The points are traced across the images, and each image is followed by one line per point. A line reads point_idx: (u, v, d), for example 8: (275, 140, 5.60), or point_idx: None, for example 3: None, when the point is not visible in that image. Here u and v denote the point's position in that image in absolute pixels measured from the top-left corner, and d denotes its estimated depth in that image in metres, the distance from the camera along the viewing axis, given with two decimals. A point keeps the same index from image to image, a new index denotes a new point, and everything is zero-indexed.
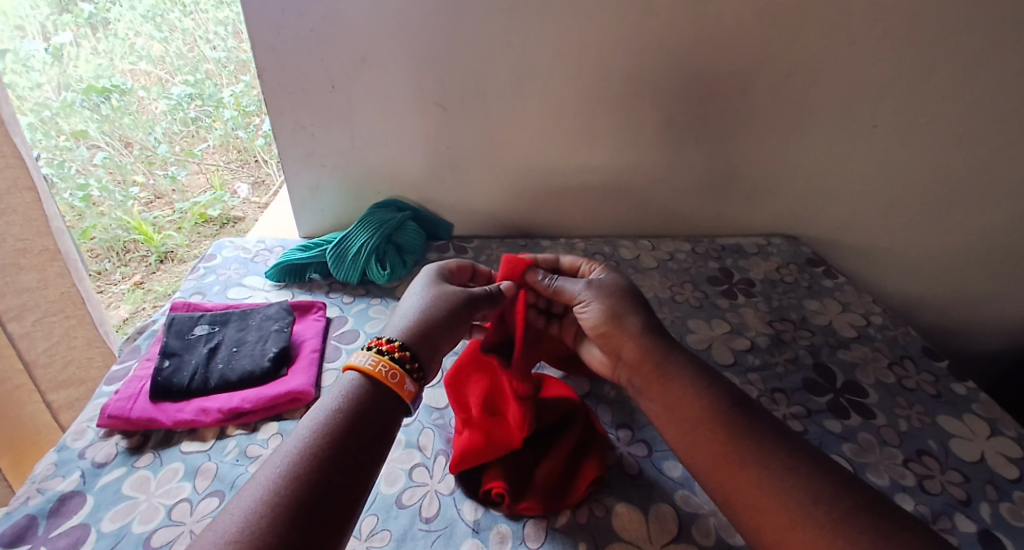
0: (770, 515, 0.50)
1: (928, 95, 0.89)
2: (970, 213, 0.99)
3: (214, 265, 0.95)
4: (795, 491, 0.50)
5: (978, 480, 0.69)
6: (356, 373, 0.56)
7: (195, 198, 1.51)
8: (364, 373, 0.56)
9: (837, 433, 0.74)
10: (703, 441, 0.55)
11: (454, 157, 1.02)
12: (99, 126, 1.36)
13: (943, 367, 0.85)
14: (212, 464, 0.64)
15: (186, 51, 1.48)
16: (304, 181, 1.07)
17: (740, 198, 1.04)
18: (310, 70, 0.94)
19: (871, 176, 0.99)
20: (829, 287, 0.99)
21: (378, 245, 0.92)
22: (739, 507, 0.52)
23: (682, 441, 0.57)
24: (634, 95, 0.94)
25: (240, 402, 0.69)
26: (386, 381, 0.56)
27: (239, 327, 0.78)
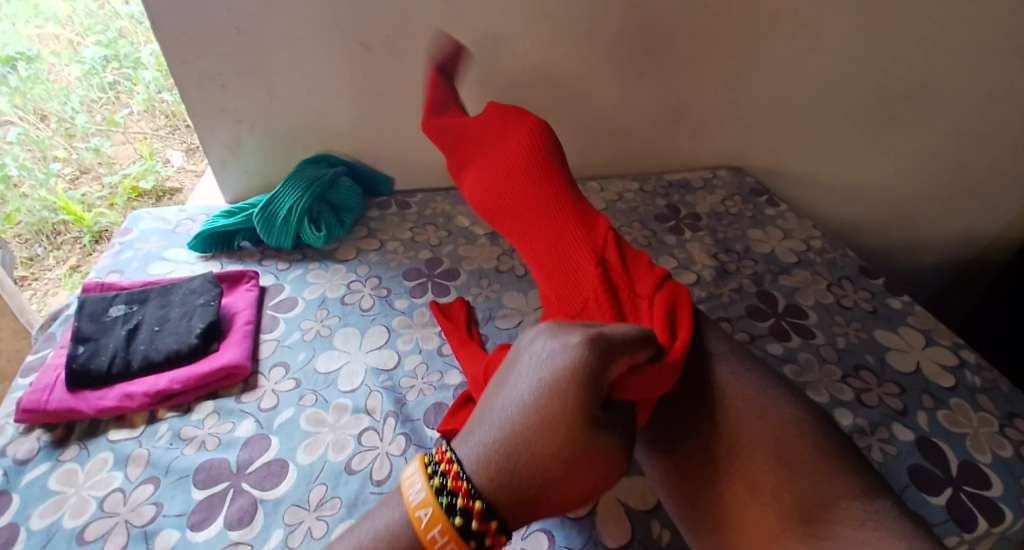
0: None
1: (866, 13, 0.87)
2: (906, 131, 1.00)
3: (132, 239, 0.88)
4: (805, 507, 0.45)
5: (914, 390, 0.72)
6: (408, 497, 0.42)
7: (124, 169, 1.36)
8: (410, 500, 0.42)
9: (779, 355, 0.75)
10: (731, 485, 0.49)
11: (386, 103, 0.96)
12: (10, 100, 1.25)
13: (879, 283, 0.87)
14: (144, 450, 0.61)
15: (96, 9, 1.36)
16: (223, 140, 0.99)
17: (685, 129, 1.02)
18: (210, 13, 0.85)
19: (812, 100, 0.97)
20: (773, 216, 0.99)
21: (310, 204, 0.87)
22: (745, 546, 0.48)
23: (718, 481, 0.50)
24: (568, 26, 0.89)
25: (168, 383, 0.65)
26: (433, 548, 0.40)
27: (161, 304, 0.73)
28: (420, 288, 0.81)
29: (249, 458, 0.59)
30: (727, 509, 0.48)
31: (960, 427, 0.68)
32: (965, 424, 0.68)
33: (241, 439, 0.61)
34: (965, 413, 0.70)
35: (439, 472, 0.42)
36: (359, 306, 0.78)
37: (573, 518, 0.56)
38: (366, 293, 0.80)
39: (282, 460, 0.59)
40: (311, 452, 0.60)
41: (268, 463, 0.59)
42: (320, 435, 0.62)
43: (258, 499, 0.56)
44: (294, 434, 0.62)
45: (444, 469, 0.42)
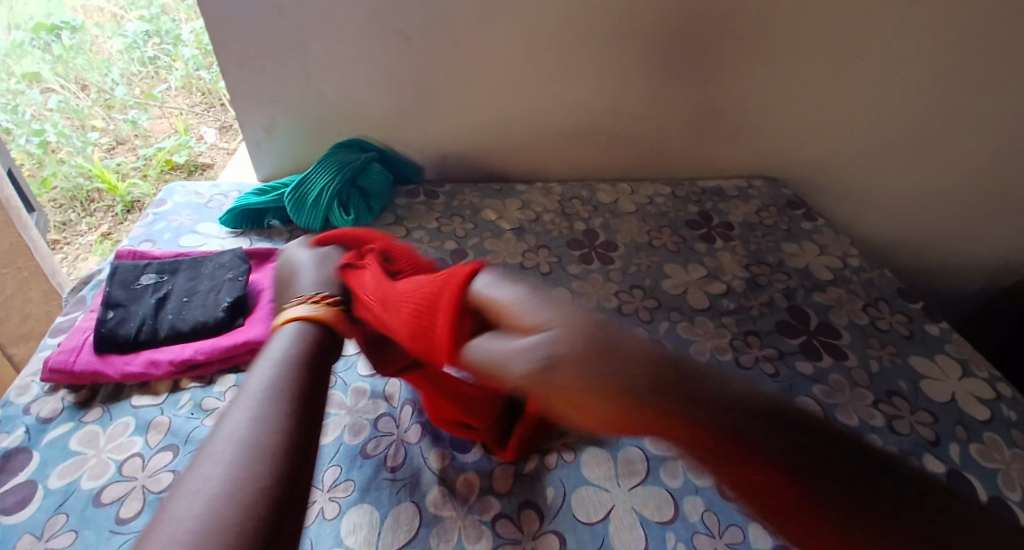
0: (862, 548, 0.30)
1: (920, 30, 0.84)
2: (950, 153, 0.96)
3: (165, 211, 0.89)
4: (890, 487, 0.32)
5: (948, 420, 0.70)
6: (299, 325, 0.51)
7: (159, 143, 1.37)
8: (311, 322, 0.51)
9: (808, 375, 0.74)
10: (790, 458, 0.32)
11: (421, 93, 0.96)
12: (53, 67, 1.29)
13: (917, 308, 0.84)
14: (165, 418, 0.61)
15: None
16: (258, 119, 1.00)
17: (723, 138, 1.00)
18: None
19: (856, 115, 0.94)
20: (808, 230, 0.97)
21: (340, 188, 0.87)
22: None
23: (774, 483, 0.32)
24: (611, 26, 0.87)
25: (192, 353, 0.65)
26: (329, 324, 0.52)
27: (190, 275, 0.73)
28: None
29: None
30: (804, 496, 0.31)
31: (993, 462, 0.66)
32: (999, 459, 0.66)
33: None
34: (999, 447, 0.67)
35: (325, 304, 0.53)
36: None
37: (587, 523, 0.56)
38: None
39: None
40: (328, 433, 0.60)
41: None
42: (339, 416, 0.62)
43: None
44: None
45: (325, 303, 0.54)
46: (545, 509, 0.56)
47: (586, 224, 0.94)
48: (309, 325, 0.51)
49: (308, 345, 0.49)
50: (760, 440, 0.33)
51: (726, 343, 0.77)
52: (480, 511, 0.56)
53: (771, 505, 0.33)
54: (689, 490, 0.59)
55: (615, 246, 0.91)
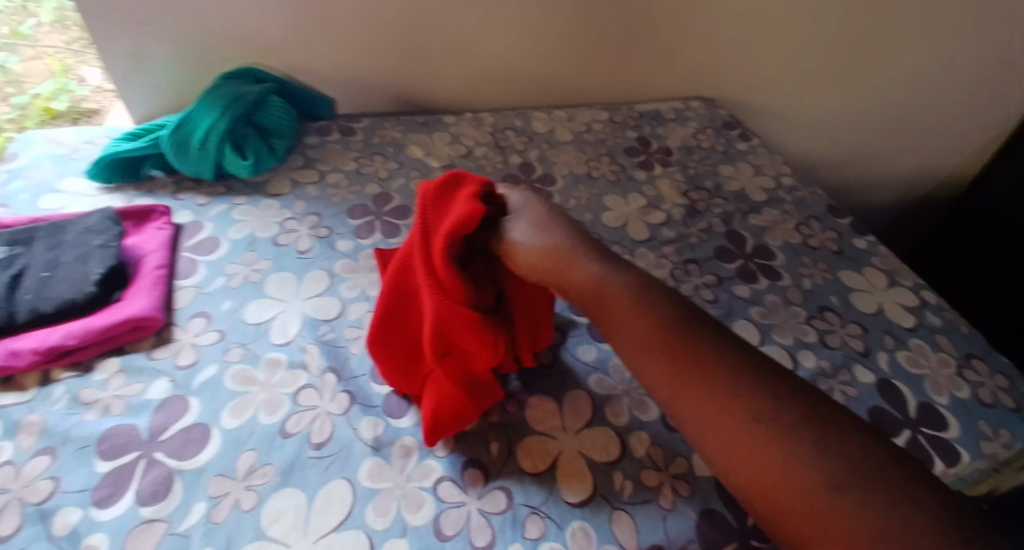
0: (755, 473, 0.38)
1: None
2: (883, 61, 0.94)
3: (18, 167, 0.75)
4: (763, 410, 0.39)
5: (877, 331, 0.70)
6: None
7: (33, 88, 1.14)
8: None
9: (746, 298, 0.72)
10: (692, 382, 0.42)
11: (321, 12, 0.83)
12: None
13: (846, 223, 0.84)
14: (37, 417, 0.52)
15: None
16: (123, 48, 0.84)
17: (656, 53, 0.93)
18: None
19: (792, 24, 0.90)
20: (744, 151, 0.94)
21: (232, 127, 0.75)
22: (727, 463, 0.39)
23: (693, 413, 0.41)
24: None
25: (62, 338, 0.55)
26: None
27: (50, 245, 0.61)
28: (365, 228, 0.73)
29: (163, 424, 0.52)
30: (711, 422, 0.40)
31: (920, 369, 0.67)
32: (925, 365, 0.67)
33: (154, 401, 0.54)
34: (926, 354, 0.68)
35: None
36: (295, 248, 0.69)
37: (534, 474, 0.52)
38: (303, 232, 0.71)
39: (203, 425, 0.52)
40: (238, 415, 0.53)
41: (186, 429, 0.52)
42: (250, 395, 0.55)
43: (174, 469, 0.49)
44: (218, 395, 0.54)
45: None
46: (490, 467, 0.53)
47: (519, 157, 0.87)
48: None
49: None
50: (685, 374, 0.42)
51: (668, 274, 0.73)
52: (419, 479, 0.51)
53: (691, 384, 0.42)
54: (635, 428, 0.56)
55: (552, 179, 0.85)
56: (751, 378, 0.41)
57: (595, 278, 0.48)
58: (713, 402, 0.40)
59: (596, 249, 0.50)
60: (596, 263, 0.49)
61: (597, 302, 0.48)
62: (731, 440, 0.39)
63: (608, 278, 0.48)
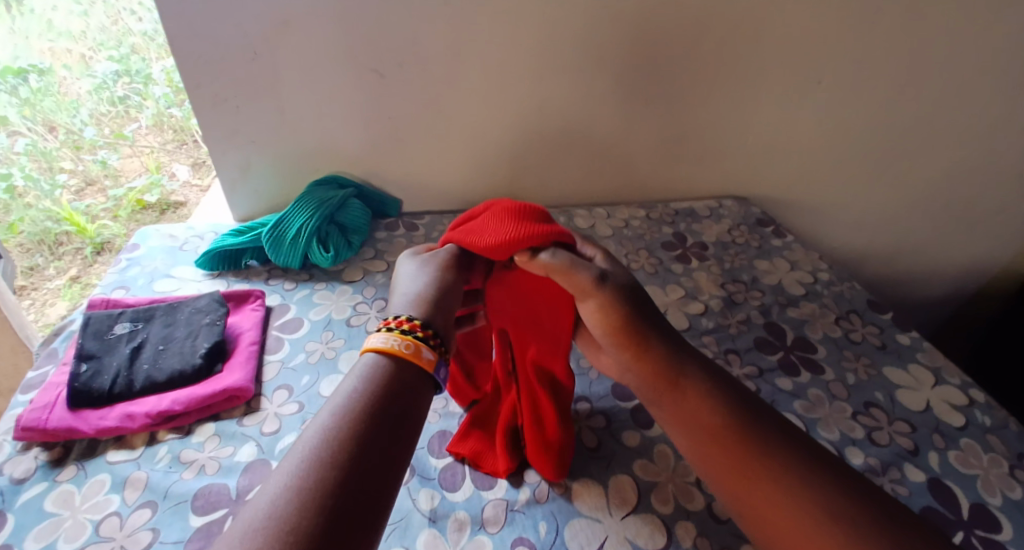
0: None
1: (871, 49, 0.88)
2: (908, 166, 1.01)
3: (138, 256, 0.89)
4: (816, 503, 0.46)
5: (925, 428, 0.71)
6: (374, 355, 0.49)
7: (129, 182, 1.37)
8: (386, 353, 0.49)
9: (789, 390, 0.74)
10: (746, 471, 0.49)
11: (397, 127, 0.97)
12: (19, 111, 1.22)
13: (886, 318, 0.87)
14: (142, 474, 0.60)
15: (109, 25, 1.32)
16: (233, 162, 0.99)
17: (690, 159, 1.03)
18: (226, 36, 0.86)
19: (819, 134, 0.98)
20: (778, 247, 0.99)
21: (319, 226, 0.87)
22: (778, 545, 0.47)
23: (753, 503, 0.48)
24: (576, 57, 0.90)
25: (170, 404, 0.64)
26: (406, 358, 0.49)
27: (166, 323, 0.72)
28: None
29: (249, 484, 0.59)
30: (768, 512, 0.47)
31: (972, 468, 0.67)
32: (976, 465, 0.67)
33: (241, 464, 0.61)
34: (976, 453, 0.69)
35: (397, 327, 0.50)
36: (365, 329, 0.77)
37: None
38: (372, 315, 0.80)
39: None
40: None
41: None
42: None
43: None
44: None
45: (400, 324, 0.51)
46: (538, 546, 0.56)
47: None
48: (383, 359, 0.48)
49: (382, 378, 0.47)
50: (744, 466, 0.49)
51: None
52: None
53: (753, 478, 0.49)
54: (679, 515, 0.59)
55: None
56: (822, 475, 0.47)
57: (670, 369, 0.54)
58: (773, 491, 0.47)
59: (663, 333, 0.56)
60: (663, 347, 0.55)
61: (669, 390, 0.54)
62: (766, 508, 0.47)
63: (683, 368, 0.54)
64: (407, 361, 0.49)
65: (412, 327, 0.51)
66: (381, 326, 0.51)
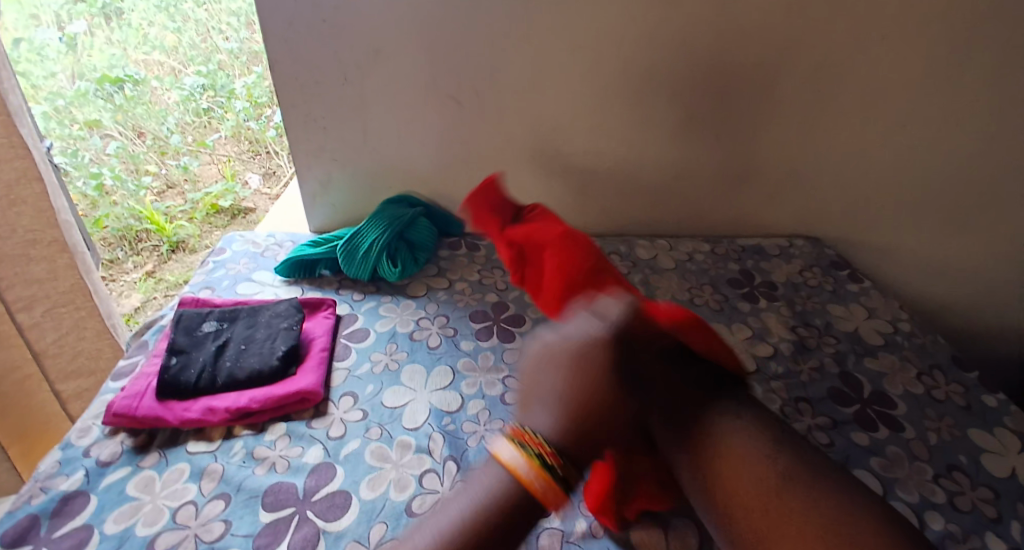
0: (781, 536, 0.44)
1: (959, 94, 0.86)
2: (998, 218, 0.95)
3: (224, 259, 0.94)
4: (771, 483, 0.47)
5: (1009, 496, 0.66)
6: (502, 471, 0.46)
7: (207, 188, 1.45)
8: (513, 473, 0.45)
9: (864, 446, 0.71)
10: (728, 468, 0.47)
11: (468, 152, 1.00)
12: (113, 116, 1.38)
13: (973, 377, 0.82)
14: (218, 465, 0.63)
15: (199, 42, 1.53)
16: (315, 175, 1.05)
17: (760, 197, 1.01)
18: (321, 61, 0.92)
19: (900, 178, 0.95)
20: (854, 292, 0.95)
21: (389, 241, 0.91)
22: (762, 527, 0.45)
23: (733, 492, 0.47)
24: (648, 92, 0.91)
25: (247, 402, 0.67)
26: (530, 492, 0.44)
27: (248, 324, 0.77)
28: (486, 332, 0.82)
29: (315, 486, 0.61)
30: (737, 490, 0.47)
31: None
32: None
33: (309, 465, 0.63)
34: None
35: (533, 448, 0.46)
36: (427, 344, 0.79)
37: None
38: (435, 331, 0.82)
39: (346, 492, 0.60)
40: (374, 488, 0.61)
41: (333, 493, 0.60)
42: (384, 471, 0.62)
43: (321, 529, 0.56)
44: (359, 467, 0.63)
45: (534, 446, 0.46)
46: None
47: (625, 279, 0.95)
48: (507, 477, 0.45)
49: (500, 499, 0.44)
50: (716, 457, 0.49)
51: (777, 410, 0.75)
52: None
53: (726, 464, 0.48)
54: None
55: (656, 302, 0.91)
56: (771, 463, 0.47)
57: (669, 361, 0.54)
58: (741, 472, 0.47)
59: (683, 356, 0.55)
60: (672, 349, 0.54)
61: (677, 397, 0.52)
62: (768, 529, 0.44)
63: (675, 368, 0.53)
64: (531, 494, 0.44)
65: (540, 448, 0.46)
66: (512, 437, 0.47)
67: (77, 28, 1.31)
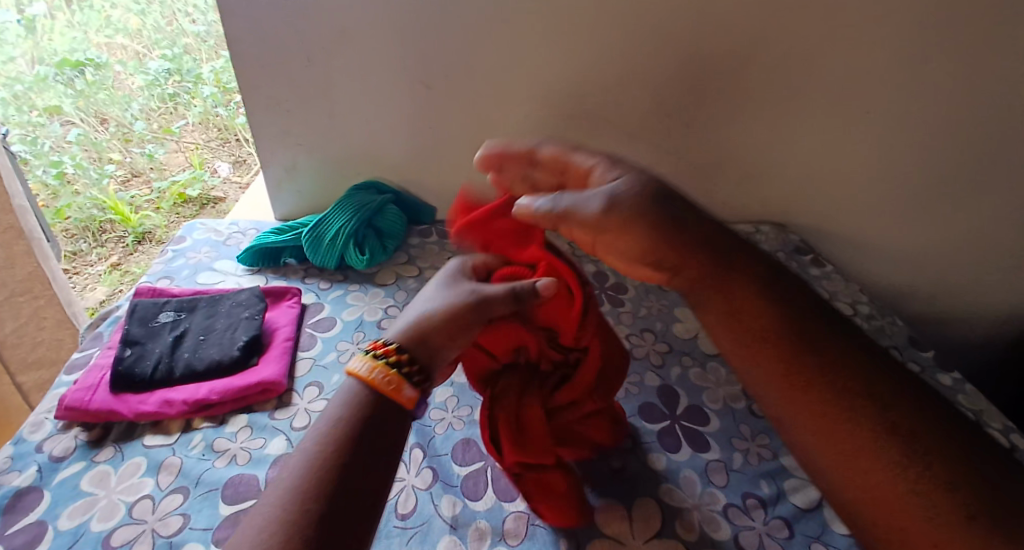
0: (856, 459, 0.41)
1: (921, 82, 0.87)
2: (957, 205, 0.97)
3: (184, 248, 0.92)
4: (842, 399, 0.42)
5: None
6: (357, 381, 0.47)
7: (173, 176, 1.42)
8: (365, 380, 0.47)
9: None
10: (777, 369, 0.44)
11: (437, 137, 0.99)
12: (74, 102, 1.33)
13: (931, 358, 0.84)
14: (177, 459, 0.61)
15: (164, 25, 1.47)
16: (280, 161, 1.03)
17: (729, 182, 1.02)
18: (285, 43, 0.89)
19: (863, 165, 0.96)
20: (818, 276, 0.97)
21: (356, 229, 0.89)
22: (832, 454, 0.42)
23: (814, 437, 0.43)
24: (618, 76, 0.91)
25: (207, 393, 0.66)
26: (379, 388, 0.46)
27: (208, 314, 0.75)
28: None
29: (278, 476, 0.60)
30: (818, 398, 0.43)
31: None
32: None
33: (270, 456, 0.62)
34: None
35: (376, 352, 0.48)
36: None
37: None
38: None
39: None
40: None
41: None
42: None
43: None
44: None
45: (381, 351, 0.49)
46: None
47: (595, 265, 0.95)
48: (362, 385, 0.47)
49: (363, 406, 0.45)
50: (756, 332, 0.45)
51: (740, 391, 0.75)
52: None
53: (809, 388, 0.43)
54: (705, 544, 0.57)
55: (625, 288, 0.91)
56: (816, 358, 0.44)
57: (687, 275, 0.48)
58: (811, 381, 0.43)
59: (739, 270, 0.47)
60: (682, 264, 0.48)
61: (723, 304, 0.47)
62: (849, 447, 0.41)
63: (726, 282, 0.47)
64: (381, 392, 0.46)
65: (388, 352, 0.48)
66: (366, 349, 0.49)
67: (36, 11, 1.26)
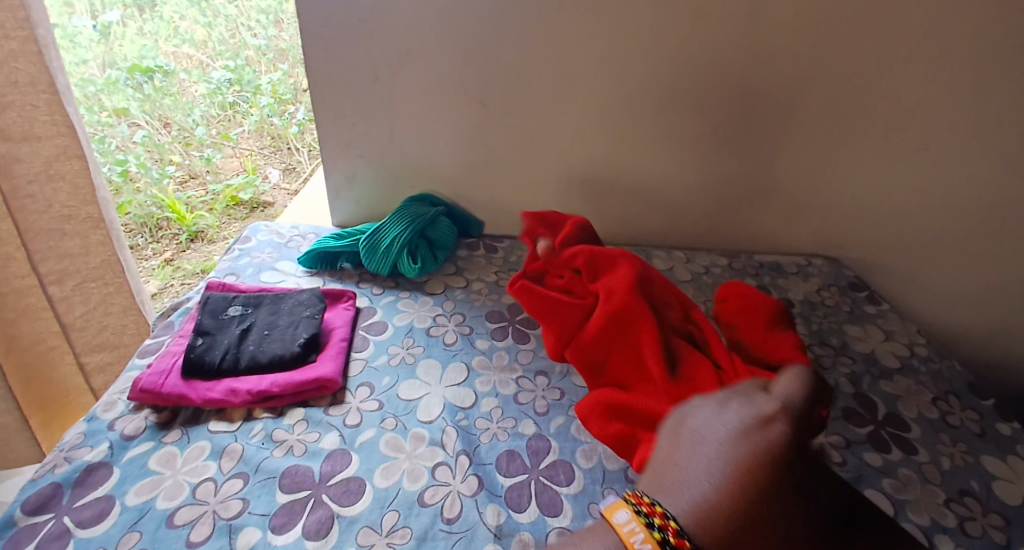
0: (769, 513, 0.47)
1: (986, 122, 0.86)
2: (1019, 248, 0.95)
3: (249, 247, 0.97)
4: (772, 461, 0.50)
5: (1021, 525, 0.66)
6: None
7: (228, 180, 1.48)
8: None
9: (876, 467, 0.71)
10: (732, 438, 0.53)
11: (491, 154, 1.02)
12: (141, 105, 1.42)
13: (989, 405, 0.82)
14: (237, 446, 0.64)
15: (228, 37, 1.59)
16: (340, 169, 1.07)
17: (780, 212, 1.01)
18: (355, 59, 0.94)
19: (920, 202, 0.95)
20: (871, 313, 0.95)
21: (410, 238, 0.92)
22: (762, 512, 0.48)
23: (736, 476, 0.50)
24: (673, 103, 0.92)
25: (269, 385, 0.69)
26: None
27: (272, 310, 0.79)
28: (501, 332, 0.83)
29: (331, 471, 0.62)
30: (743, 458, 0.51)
31: None
32: None
33: (325, 450, 0.64)
34: None
35: None
36: (443, 340, 0.81)
37: None
38: (450, 328, 0.83)
39: (360, 479, 0.61)
40: (388, 477, 0.62)
41: (347, 479, 0.61)
42: (398, 461, 0.63)
43: (335, 512, 0.58)
44: (373, 456, 0.64)
45: None
46: None
47: None
48: None
49: None
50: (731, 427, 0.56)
51: None
52: None
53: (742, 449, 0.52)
54: None
55: None
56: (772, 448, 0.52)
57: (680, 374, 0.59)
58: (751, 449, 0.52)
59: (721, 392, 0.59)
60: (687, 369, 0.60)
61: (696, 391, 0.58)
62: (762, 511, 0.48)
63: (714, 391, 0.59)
64: None
65: None
66: None
67: (111, 17, 1.40)
